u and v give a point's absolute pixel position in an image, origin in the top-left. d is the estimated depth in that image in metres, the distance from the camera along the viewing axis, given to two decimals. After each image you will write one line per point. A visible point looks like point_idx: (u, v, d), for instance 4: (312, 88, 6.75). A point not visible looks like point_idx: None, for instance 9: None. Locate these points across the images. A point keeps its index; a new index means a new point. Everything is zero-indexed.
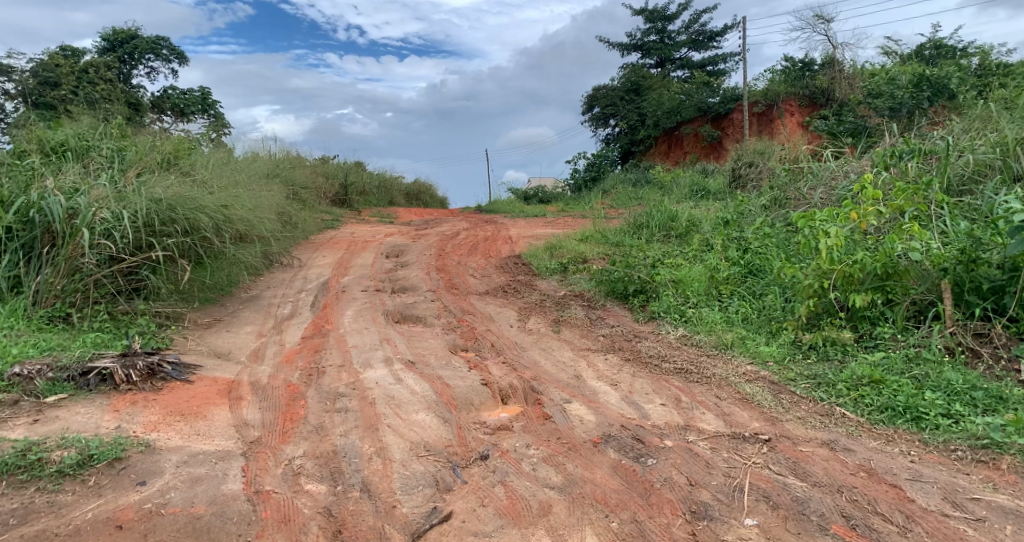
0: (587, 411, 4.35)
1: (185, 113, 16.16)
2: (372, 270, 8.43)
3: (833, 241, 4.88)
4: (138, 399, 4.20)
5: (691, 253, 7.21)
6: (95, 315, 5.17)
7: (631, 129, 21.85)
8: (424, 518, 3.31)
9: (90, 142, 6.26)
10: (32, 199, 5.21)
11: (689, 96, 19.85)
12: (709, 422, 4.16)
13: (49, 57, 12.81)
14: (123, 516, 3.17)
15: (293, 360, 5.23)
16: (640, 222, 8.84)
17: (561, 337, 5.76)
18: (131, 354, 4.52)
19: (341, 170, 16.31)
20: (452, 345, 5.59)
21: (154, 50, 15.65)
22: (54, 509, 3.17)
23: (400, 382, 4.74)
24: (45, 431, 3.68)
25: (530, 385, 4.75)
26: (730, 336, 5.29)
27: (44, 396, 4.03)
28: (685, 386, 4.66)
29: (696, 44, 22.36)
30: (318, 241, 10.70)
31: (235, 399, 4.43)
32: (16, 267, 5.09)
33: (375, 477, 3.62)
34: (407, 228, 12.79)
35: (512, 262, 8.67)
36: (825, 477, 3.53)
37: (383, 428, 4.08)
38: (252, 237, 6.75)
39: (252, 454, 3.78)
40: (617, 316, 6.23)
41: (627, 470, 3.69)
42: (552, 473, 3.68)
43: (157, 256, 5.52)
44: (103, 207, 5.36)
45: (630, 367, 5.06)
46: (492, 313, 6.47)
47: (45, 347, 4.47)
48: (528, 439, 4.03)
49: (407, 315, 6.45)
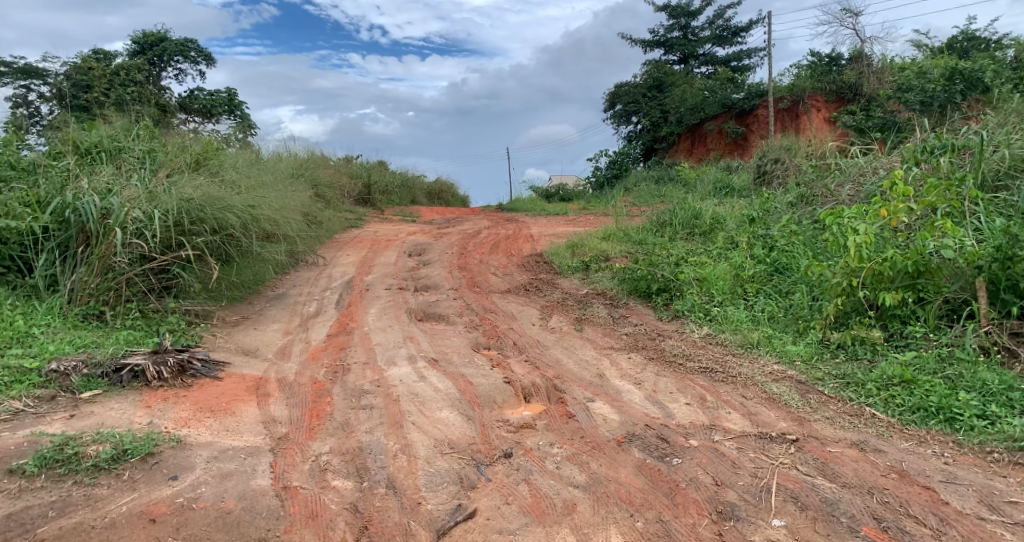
0: (610, 410, 4.35)
1: (212, 114, 16.40)
2: (395, 268, 8.48)
3: (862, 239, 4.79)
4: (169, 395, 4.29)
5: (715, 251, 7.17)
6: (127, 313, 5.27)
7: (655, 126, 21.43)
8: (449, 515, 3.34)
9: (122, 144, 6.39)
10: (67, 199, 5.34)
11: (713, 92, 19.67)
12: (734, 422, 4.13)
13: (82, 59, 13.10)
14: (156, 510, 3.22)
15: (318, 357, 5.30)
16: (664, 220, 8.78)
17: (584, 335, 5.77)
18: (162, 351, 4.62)
19: (364, 170, 16.47)
20: (474, 343, 5.61)
21: (182, 52, 15.89)
22: (91, 502, 3.23)
23: (423, 380, 4.77)
24: (81, 426, 3.76)
25: (553, 383, 4.76)
26: (756, 334, 5.25)
27: (79, 392, 4.12)
28: (710, 386, 4.63)
29: (721, 39, 22.11)
30: (343, 239, 10.79)
31: (262, 396, 4.50)
32: (53, 266, 5.22)
33: (401, 473, 3.66)
34: (428, 227, 12.78)
35: (534, 260, 8.69)
36: (855, 478, 3.49)
37: (408, 425, 4.11)
38: (279, 236, 6.84)
39: (280, 450, 3.84)
40: (640, 314, 6.21)
41: (652, 470, 3.68)
42: (576, 472, 3.68)
43: (186, 255, 5.60)
44: (135, 207, 5.44)
45: (653, 366, 5.03)
46: (514, 311, 6.49)
47: (80, 344, 4.58)
48: (551, 438, 4.04)
49: (429, 313, 6.49)
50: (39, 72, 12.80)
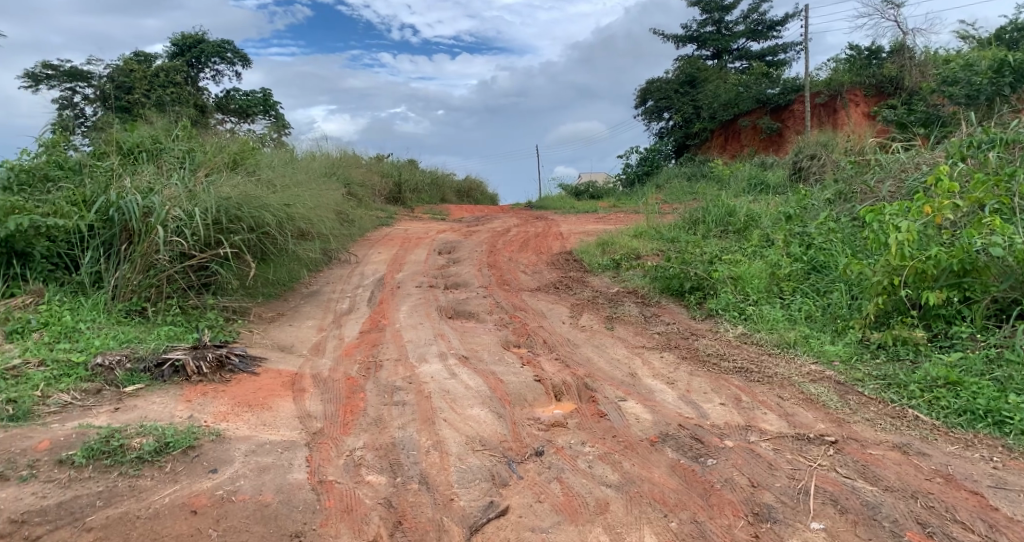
0: (643, 409, 4.31)
1: (248, 114, 16.69)
2: (425, 266, 8.53)
3: (905, 236, 4.64)
4: (208, 390, 4.38)
5: (750, 249, 7.06)
6: (168, 309, 5.39)
7: (686, 123, 21.24)
8: (482, 512, 3.35)
9: (163, 145, 6.54)
10: (111, 199, 5.48)
11: (747, 88, 19.55)
12: (771, 423, 4.06)
13: (124, 62, 13.44)
14: (197, 501, 3.29)
15: (352, 354, 5.36)
16: (696, 218, 8.68)
17: (615, 334, 5.73)
18: (201, 347, 4.72)
19: (394, 168, 16.60)
20: (505, 341, 5.62)
21: (219, 54, 16.19)
22: (135, 492, 3.31)
23: (454, 377, 4.79)
24: (125, 419, 3.86)
25: (584, 382, 4.74)
26: (792, 334, 5.16)
27: (123, 386, 4.23)
28: (745, 386, 4.56)
29: (756, 34, 21.77)
30: (374, 237, 10.90)
31: (298, 391, 4.57)
32: (98, 263, 5.36)
33: (433, 470, 3.68)
34: (457, 225, 12.82)
35: (563, 258, 8.67)
36: (898, 482, 3.41)
37: (439, 422, 4.13)
38: (313, 234, 6.93)
39: (315, 444, 3.90)
40: (672, 313, 6.15)
41: (686, 470, 3.64)
42: (608, 471, 3.66)
43: (224, 252, 5.71)
44: (175, 205, 5.58)
45: (686, 366, 4.98)
46: (544, 309, 6.48)
47: (124, 339, 4.70)
48: (583, 437, 4.02)
49: (459, 311, 6.51)
50: (83, 74, 13.17)
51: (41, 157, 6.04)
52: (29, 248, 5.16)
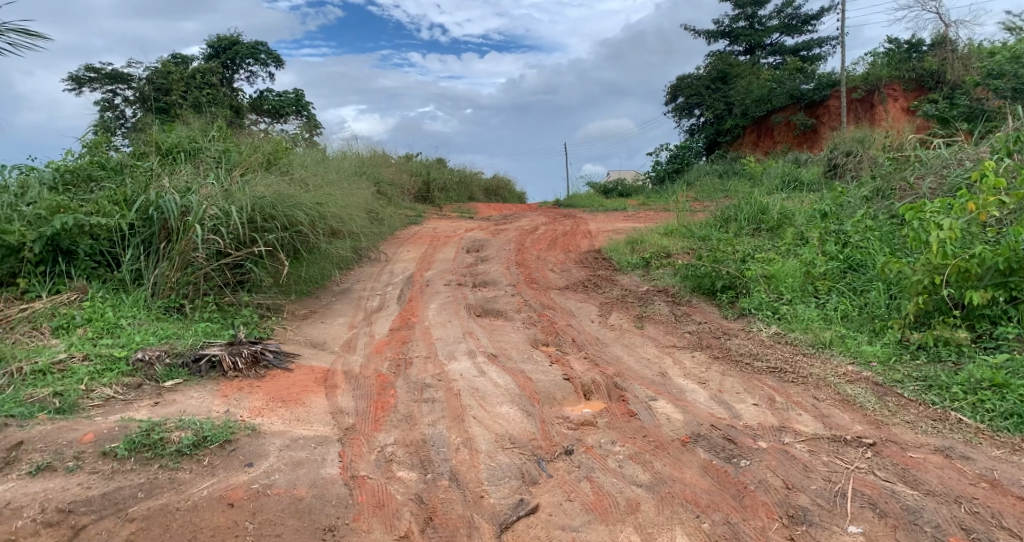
0: (673, 409, 4.27)
1: (280, 114, 16.93)
2: (453, 264, 8.56)
3: (947, 235, 4.52)
4: (243, 385, 4.46)
5: (783, 247, 6.95)
6: (205, 306, 5.50)
7: (720, 119, 21.02)
8: (512, 510, 3.36)
9: (200, 145, 6.67)
10: (151, 198, 5.61)
11: (781, 84, 19.08)
12: (806, 424, 4.00)
13: (162, 64, 13.73)
14: (234, 494, 3.35)
15: (382, 351, 5.41)
16: (728, 216, 8.57)
17: (645, 333, 5.69)
18: (237, 343, 4.80)
19: (423, 167, 16.70)
20: (533, 340, 5.62)
21: (254, 55, 16.45)
22: (175, 485, 3.39)
23: (484, 375, 4.80)
24: (165, 413, 3.95)
25: (613, 381, 4.71)
26: (828, 334, 5.07)
27: (162, 381, 4.33)
28: (779, 386, 4.49)
29: (790, 28, 21.40)
30: (403, 236, 10.98)
31: (330, 387, 4.63)
32: (138, 261, 5.49)
33: (463, 467, 3.69)
34: (486, 223, 12.85)
35: (592, 257, 8.63)
36: (940, 486, 3.32)
37: (469, 419, 4.15)
38: (345, 232, 7.01)
39: (347, 440, 3.94)
40: (704, 312, 6.09)
41: (719, 471, 3.60)
42: (639, 471, 3.64)
43: (259, 250, 5.80)
44: (212, 203, 5.68)
45: (718, 365, 4.92)
46: (573, 308, 6.46)
47: (163, 335, 4.81)
48: (613, 436, 4.00)
49: (488, 309, 6.52)
50: (123, 77, 13.50)
51: (85, 157, 6.23)
52: (73, 246, 5.30)
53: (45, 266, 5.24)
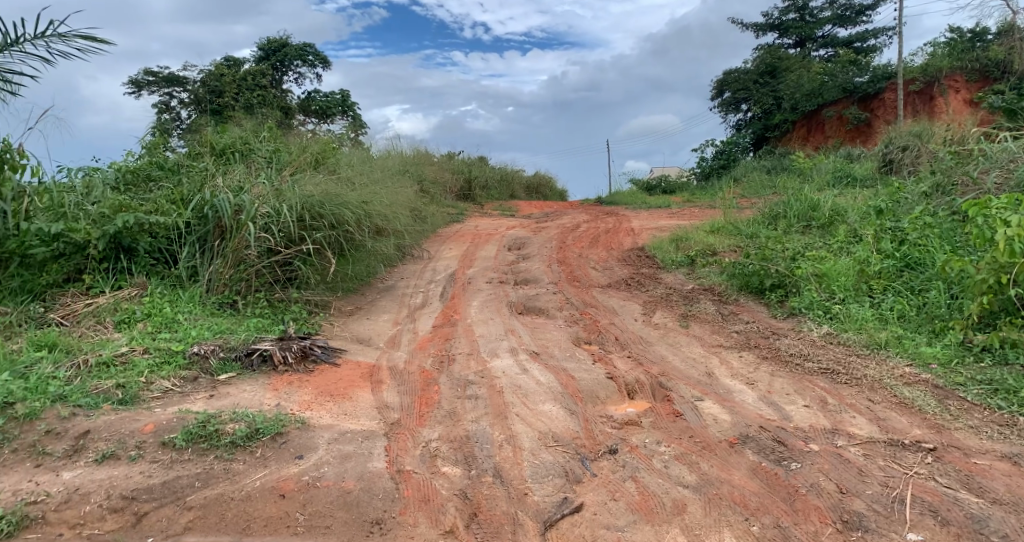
0: (721, 410, 4.20)
1: (327, 114, 17.23)
2: (495, 262, 8.58)
3: (1015, 231, 4.31)
4: (293, 379, 4.55)
5: (836, 244, 6.75)
6: (256, 302, 5.65)
7: (766, 114, 20.49)
8: (555, 507, 3.35)
9: (252, 145, 6.84)
10: (206, 197, 5.77)
11: (832, 77, 18.67)
12: (860, 427, 3.88)
13: (215, 67, 14.12)
14: (285, 486, 3.42)
15: (425, 347, 5.46)
16: (777, 213, 8.38)
17: (691, 332, 5.60)
18: (287, 338, 4.91)
19: (465, 165, 16.79)
20: (576, 338, 5.59)
21: (302, 57, 16.77)
22: (230, 475, 3.48)
23: (526, 372, 4.80)
24: (219, 405, 4.06)
25: (658, 381, 4.65)
26: (884, 334, 4.91)
27: (217, 374, 4.46)
28: (831, 388, 4.37)
29: (843, 19, 20.79)
30: (445, 234, 11.05)
31: (376, 382, 4.69)
32: (194, 258, 5.66)
33: (507, 464, 3.70)
34: (527, 221, 12.83)
35: (635, 254, 8.54)
36: (1007, 495, 3.19)
37: (512, 416, 4.15)
38: (389, 230, 7.10)
39: (393, 435, 3.99)
40: (752, 311, 5.97)
41: (768, 473, 3.52)
42: (685, 472, 3.58)
43: (307, 248, 5.92)
44: (264, 202, 5.81)
45: (767, 366, 4.82)
46: (616, 306, 6.40)
47: (217, 330, 4.95)
48: (658, 436, 3.95)
49: (529, 307, 6.52)
50: (179, 80, 13.94)
51: (144, 158, 6.46)
52: (134, 244, 5.50)
53: (108, 263, 5.46)
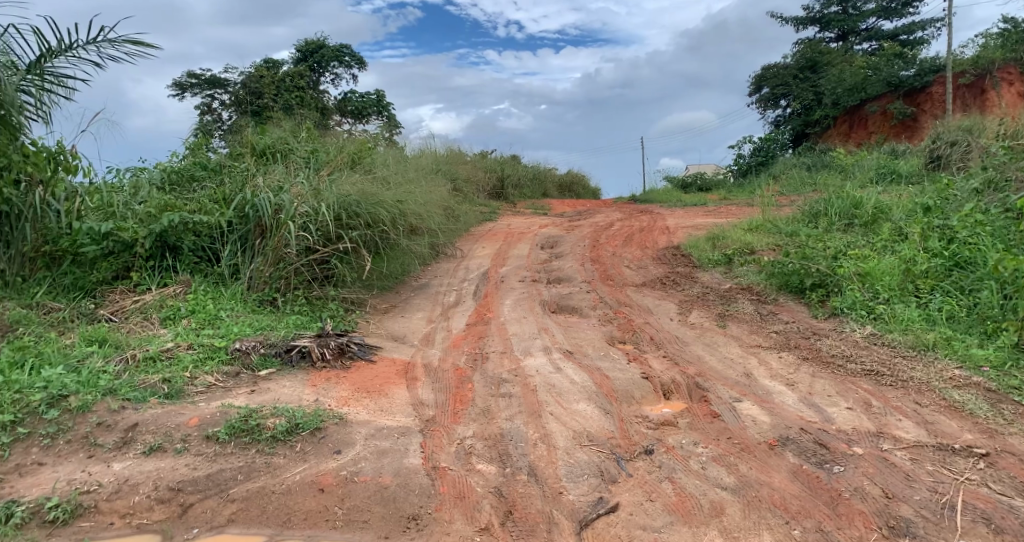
0: (760, 411, 4.12)
1: (362, 114, 17.40)
2: (528, 261, 8.56)
3: None
4: (331, 376, 4.61)
5: (880, 243, 6.58)
6: (295, 300, 5.74)
7: (807, 109, 20.06)
8: (591, 507, 3.32)
9: (291, 146, 6.94)
10: (247, 196, 5.87)
11: (876, 71, 18.04)
12: (906, 430, 3.77)
13: (255, 69, 14.38)
14: (324, 480, 3.46)
15: (459, 345, 5.47)
16: (817, 210, 8.18)
17: (728, 332, 5.51)
18: (325, 335, 4.98)
19: (498, 164, 16.80)
20: (610, 338, 5.54)
21: (338, 58, 16.97)
22: (271, 469, 3.53)
23: (560, 371, 4.77)
24: (260, 400, 4.13)
25: (694, 381, 4.59)
26: (931, 336, 4.76)
27: (258, 370, 4.53)
28: (876, 390, 4.26)
29: (888, 11, 20.24)
30: (478, 233, 11.08)
31: (411, 380, 4.72)
32: (236, 257, 5.77)
33: (541, 462, 3.68)
34: (559, 220, 12.77)
35: (670, 253, 8.44)
36: None
37: (547, 415, 4.13)
38: (423, 229, 7.14)
39: (428, 431, 4.01)
40: (792, 311, 5.84)
41: (810, 476, 3.44)
42: (723, 474, 3.52)
43: (344, 247, 5.99)
44: (303, 202, 5.89)
45: (808, 367, 4.71)
46: (651, 306, 6.33)
47: (258, 326, 5.03)
48: (695, 437, 3.90)
49: (562, 306, 6.49)
50: (220, 82, 14.23)
51: (188, 159, 6.62)
52: (179, 242, 5.63)
53: (154, 261, 5.61)
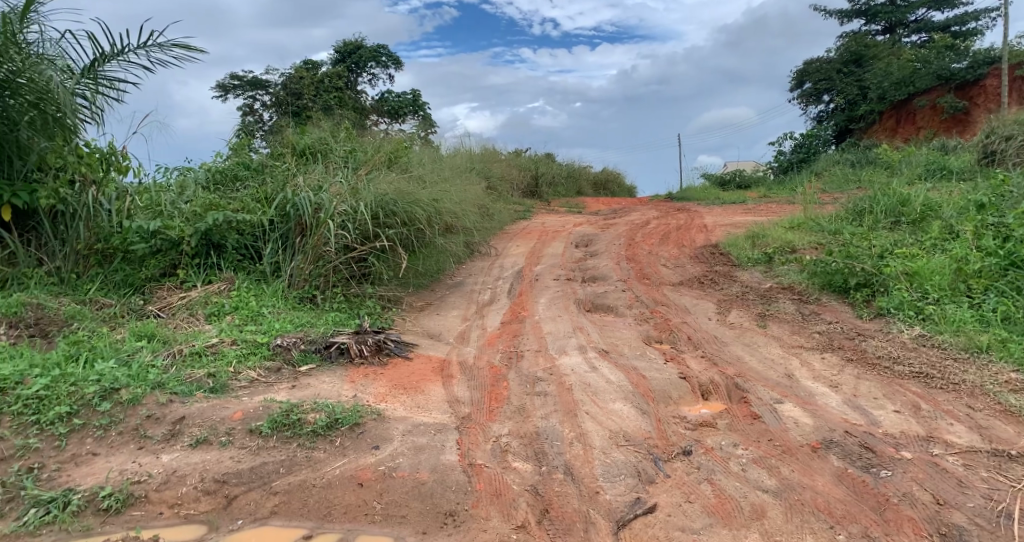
0: (802, 413, 4.02)
1: (399, 114, 17.54)
2: (562, 259, 8.53)
3: None
4: (369, 372, 4.65)
5: (929, 241, 6.38)
6: (334, 297, 5.81)
7: (851, 104, 19.56)
8: (628, 507, 3.29)
9: (329, 146, 7.04)
10: (288, 195, 5.96)
11: (926, 63, 17.48)
12: (958, 435, 3.65)
13: (295, 70, 14.61)
14: (363, 475, 3.49)
15: (494, 343, 5.47)
16: (861, 208, 7.96)
17: (769, 333, 5.40)
18: (362, 332, 5.03)
19: (532, 163, 16.77)
20: (646, 337, 5.47)
21: (375, 58, 17.13)
22: (311, 463, 3.58)
23: (595, 371, 4.73)
24: (301, 395, 4.19)
25: (734, 382, 4.50)
26: (985, 338, 4.59)
27: (298, 365, 4.60)
28: (925, 393, 4.13)
29: (938, 2, 19.62)
30: (512, 231, 11.08)
31: (446, 377, 4.73)
32: (277, 254, 5.86)
33: (577, 461, 3.65)
34: (593, 218, 12.69)
35: (708, 252, 8.31)
36: None
37: (582, 414, 4.10)
38: (458, 228, 7.16)
39: (464, 429, 4.01)
40: (835, 311, 5.69)
41: (856, 480, 3.35)
42: (765, 476, 3.45)
43: (381, 245, 6.04)
44: (342, 201, 5.95)
45: (853, 368, 4.59)
46: (688, 305, 6.24)
47: (299, 323, 5.11)
48: (735, 438, 3.82)
49: (598, 304, 6.44)
50: (262, 83, 14.50)
51: (232, 159, 6.75)
52: (223, 241, 5.74)
53: (200, 259, 5.73)
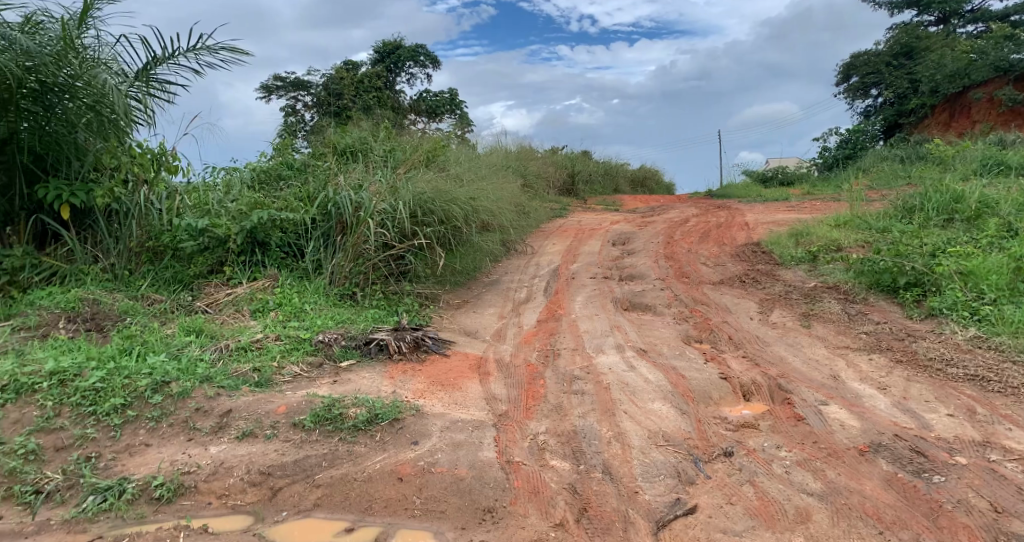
0: (849, 415, 3.91)
1: (437, 113, 17.65)
2: (599, 257, 8.46)
3: None
4: (407, 368, 4.68)
5: (984, 239, 6.14)
6: (374, 294, 5.87)
7: (901, 98, 18.97)
8: (668, 508, 3.24)
9: (369, 146, 7.11)
10: (329, 194, 6.04)
11: (983, 54, 16.90)
12: (1017, 441, 3.50)
13: (336, 70, 14.81)
14: (403, 470, 3.50)
15: (531, 341, 5.45)
16: (911, 205, 7.71)
17: (813, 333, 5.26)
18: (401, 329, 5.06)
19: (569, 161, 16.70)
20: (686, 336, 5.39)
21: (414, 57, 17.26)
22: (352, 457, 3.61)
23: (634, 370, 4.67)
24: (342, 390, 4.24)
25: (776, 382, 4.40)
26: None
27: (339, 360, 4.65)
28: (980, 396, 3.97)
29: None
30: (549, 229, 11.04)
31: (483, 374, 4.73)
32: (319, 252, 5.94)
33: (615, 461, 3.61)
34: (631, 216, 12.56)
35: (750, 250, 8.14)
36: None
37: (621, 414, 4.05)
38: (495, 226, 7.17)
39: (502, 426, 4.00)
40: (884, 311, 5.52)
41: (906, 485, 3.24)
42: (810, 479, 3.36)
43: (419, 243, 6.07)
44: (382, 199, 6.02)
45: (902, 370, 4.44)
46: (728, 304, 6.12)
47: (340, 319, 5.17)
48: (778, 440, 3.73)
49: (635, 303, 6.37)
50: (304, 84, 14.74)
51: (275, 158, 6.87)
52: (268, 239, 5.84)
53: (245, 256, 5.84)
